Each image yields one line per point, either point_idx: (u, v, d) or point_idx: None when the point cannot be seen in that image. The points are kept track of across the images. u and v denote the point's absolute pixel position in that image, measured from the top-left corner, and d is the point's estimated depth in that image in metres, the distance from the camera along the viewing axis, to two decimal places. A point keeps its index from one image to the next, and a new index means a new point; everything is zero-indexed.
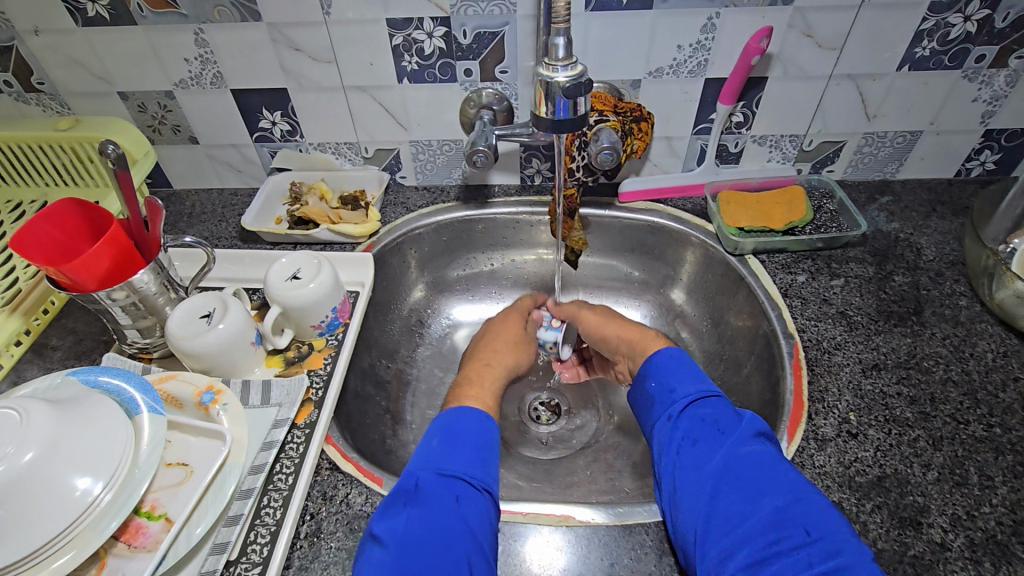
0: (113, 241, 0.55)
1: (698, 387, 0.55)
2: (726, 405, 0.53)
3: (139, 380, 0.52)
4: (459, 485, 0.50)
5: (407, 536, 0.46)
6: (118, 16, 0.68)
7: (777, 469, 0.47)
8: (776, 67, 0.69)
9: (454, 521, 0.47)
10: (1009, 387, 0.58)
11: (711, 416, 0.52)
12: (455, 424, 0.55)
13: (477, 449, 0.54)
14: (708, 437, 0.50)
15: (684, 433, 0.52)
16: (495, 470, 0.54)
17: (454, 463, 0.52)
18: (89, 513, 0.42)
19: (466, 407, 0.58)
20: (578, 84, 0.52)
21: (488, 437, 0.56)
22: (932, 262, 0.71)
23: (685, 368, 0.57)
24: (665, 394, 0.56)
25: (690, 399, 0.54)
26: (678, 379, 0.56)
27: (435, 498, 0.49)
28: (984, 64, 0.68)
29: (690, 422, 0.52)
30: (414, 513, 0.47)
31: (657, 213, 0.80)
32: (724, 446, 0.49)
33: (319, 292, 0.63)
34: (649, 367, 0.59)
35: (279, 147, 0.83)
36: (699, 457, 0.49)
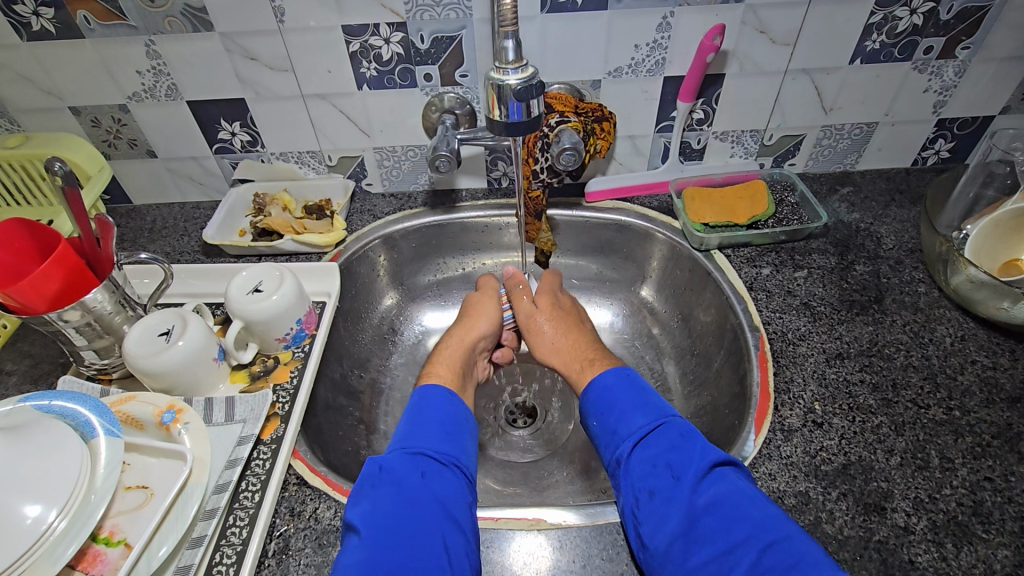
0: (63, 260, 0.53)
1: (640, 424, 0.55)
2: (677, 439, 0.53)
3: (94, 403, 0.51)
4: (424, 460, 0.52)
5: (379, 513, 0.47)
6: (64, 30, 0.67)
7: (742, 507, 0.46)
8: (732, 63, 0.70)
9: (422, 495, 0.49)
10: (967, 370, 0.59)
11: (662, 458, 0.52)
12: (421, 407, 0.57)
13: (442, 424, 0.56)
14: (664, 485, 0.50)
15: (639, 480, 0.51)
16: (466, 442, 0.56)
17: (423, 440, 0.53)
18: (42, 543, 0.41)
19: (430, 386, 0.60)
20: (530, 86, 0.53)
21: (455, 415, 0.57)
22: (892, 250, 0.72)
23: (625, 402, 0.57)
24: (608, 435, 0.56)
25: (633, 440, 0.54)
26: (618, 417, 0.56)
27: (401, 476, 0.50)
28: (932, 55, 0.69)
29: (641, 468, 0.52)
30: (383, 491, 0.48)
31: (625, 212, 0.81)
32: (681, 493, 0.49)
33: (282, 304, 0.62)
34: (591, 404, 0.60)
35: (241, 158, 0.81)
36: (661, 510, 0.48)
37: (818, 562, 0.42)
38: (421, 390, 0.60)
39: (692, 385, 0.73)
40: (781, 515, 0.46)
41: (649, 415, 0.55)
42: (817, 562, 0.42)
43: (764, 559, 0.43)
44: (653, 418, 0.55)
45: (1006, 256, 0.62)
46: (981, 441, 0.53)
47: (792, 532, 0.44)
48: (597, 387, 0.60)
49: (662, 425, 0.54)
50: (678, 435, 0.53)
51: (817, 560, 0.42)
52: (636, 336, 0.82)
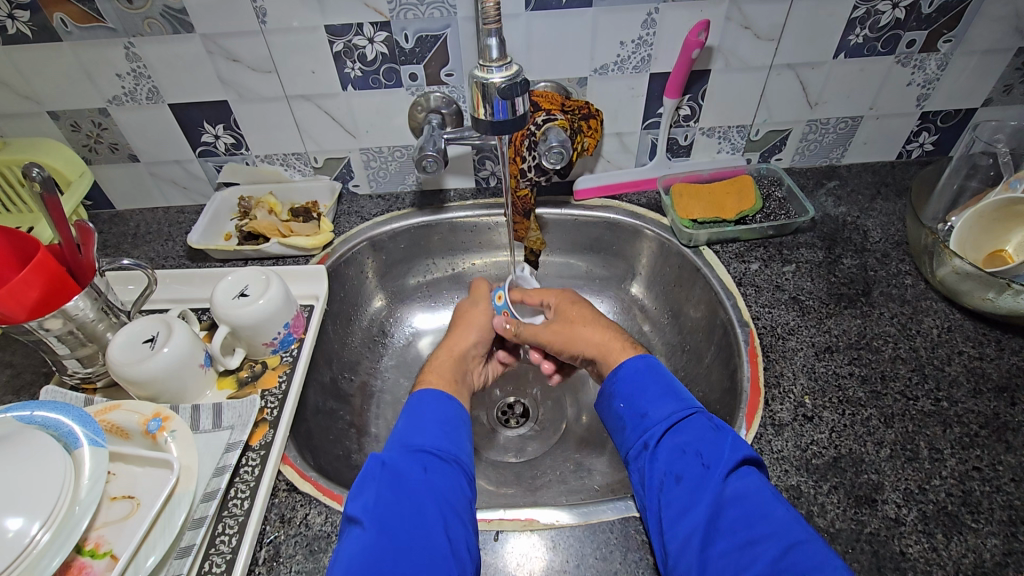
0: (41, 268, 0.52)
1: (670, 410, 0.53)
2: (705, 429, 0.51)
3: (78, 413, 0.50)
4: (426, 456, 0.51)
5: (382, 509, 0.46)
6: (41, 33, 0.65)
7: (766, 506, 0.44)
8: (718, 59, 0.70)
9: (424, 490, 0.48)
10: (954, 361, 0.59)
11: (693, 446, 0.50)
12: (419, 403, 0.56)
13: (440, 424, 0.54)
14: (692, 473, 0.48)
15: (665, 466, 0.50)
16: (462, 440, 0.54)
17: (421, 437, 0.52)
18: (27, 555, 0.40)
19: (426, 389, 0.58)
20: (514, 85, 0.53)
21: (452, 415, 0.56)
22: (879, 243, 0.73)
23: (655, 387, 0.55)
24: (636, 417, 0.54)
25: (665, 425, 0.52)
26: (650, 401, 0.54)
27: (405, 470, 0.49)
28: (915, 49, 0.70)
29: (670, 453, 0.50)
30: (384, 488, 0.47)
31: (613, 209, 0.80)
32: (708, 483, 0.47)
33: (269, 308, 0.61)
34: (617, 387, 0.57)
35: (225, 161, 0.80)
36: (685, 497, 0.47)
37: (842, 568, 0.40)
38: (416, 393, 0.58)
39: (684, 381, 0.73)
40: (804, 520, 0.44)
41: (681, 402, 0.53)
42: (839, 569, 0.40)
43: (785, 559, 0.41)
44: (684, 406, 0.53)
45: (991, 247, 0.63)
46: (969, 430, 0.54)
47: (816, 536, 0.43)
48: (626, 370, 0.58)
49: (693, 415, 0.52)
50: (707, 426, 0.51)
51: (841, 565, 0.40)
52: (627, 333, 0.82)
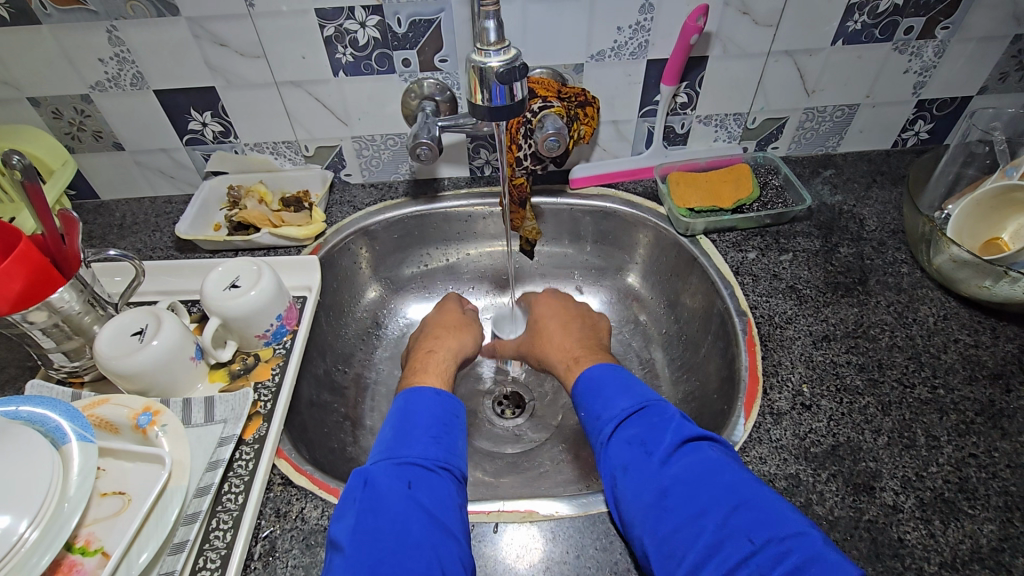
0: (24, 259, 0.50)
1: (623, 406, 0.55)
2: (655, 418, 0.53)
3: (66, 408, 0.49)
4: (411, 470, 0.50)
5: (360, 531, 0.45)
6: (19, 15, 0.63)
7: (710, 476, 0.46)
8: (715, 45, 0.69)
9: (408, 507, 0.47)
10: (950, 349, 0.60)
11: (638, 436, 0.52)
12: (410, 409, 0.56)
13: (429, 429, 0.54)
14: (638, 460, 0.50)
15: (616, 459, 0.51)
16: (455, 441, 0.55)
17: (406, 450, 0.52)
18: (13, 555, 0.39)
19: (415, 388, 0.59)
20: (512, 69, 0.51)
21: (444, 412, 0.57)
22: (875, 232, 0.73)
23: (611, 387, 0.58)
24: (594, 420, 0.56)
25: (616, 421, 0.54)
26: (603, 403, 0.56)
27: (388, 486, 0.48)
28: (913, 36, 0.69)
29: (620, 447, 0.52)
30: (365, 507, 0.46)
31: (610, 198, 0.80)
32: (653, 468, 0.48)
33: (261, 299, 0.60)
34: (579, 397, 0.60)
35: (214, 149, 0.79)
36: (635, 484, 0.48)
37: (789, 519, 0.42)
38: (405, 394, 0.58)
39: (681, 371, 0.73)
40: (751, 479, 0.46)
41: (633, 398, 0.55)
42: (786, 519, 0.42)
43: (732, 521, 0.43)
44: (636, 400, 0.55)
45: (987, 236, 0.63)
46: (965, 418, 0.54)
47: (760, 495, 0.44)
48: (585, 380, 0.60)
49: (645, 408, 0.54)
50: (656, 415, 0.53)
51: (785, 517, 0.42)
52: (623, 323, 0.82)
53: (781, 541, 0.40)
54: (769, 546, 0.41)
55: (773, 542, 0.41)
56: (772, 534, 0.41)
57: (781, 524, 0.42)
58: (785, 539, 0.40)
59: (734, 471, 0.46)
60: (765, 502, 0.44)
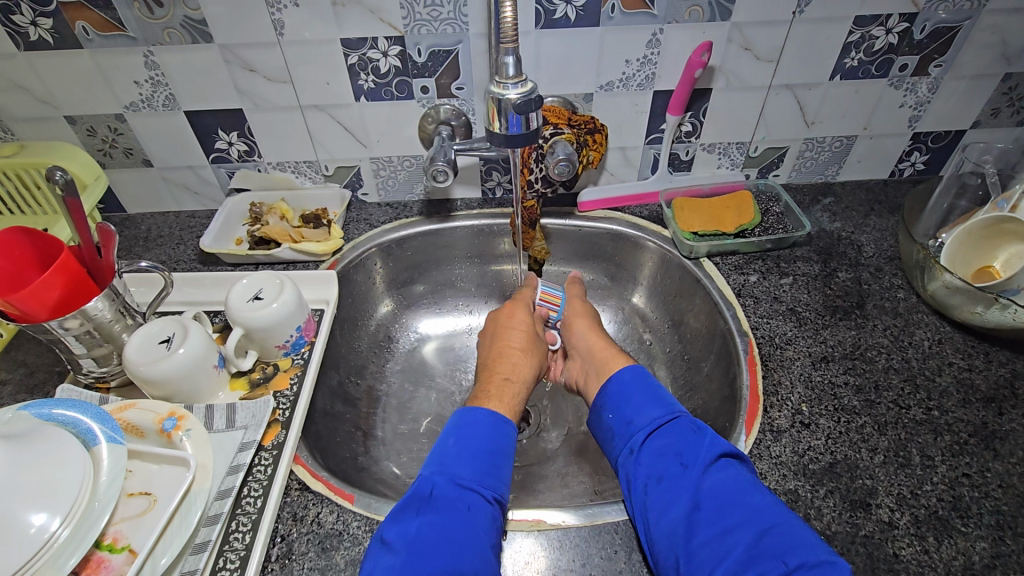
0: (63, 269, 0.54)
1: (654, 416, 0.56)
2: (687, 430, 0.54)
3: (97, 411, 0.51)
4: (471, 495, 0.50)
5: (419, 542, 0.46)
6: (62, 40, 0.67)
7: (743, 495, 0.47)
8: (719, 78, 0.73)
9: (468, 532, 0.47)
10: (944, 372, 0.62)
11: (672, 447, 0.53)
12: (469, 423, 0.56)
13: (490, 457, 0.54)
14: (672, 473, 0.51)
15: (649, 469, 0.52)
16: (505, 471, 0.54)
17: (465, 469, 0.52)
18: (47, 550, 0.41)
19: (472, 407, 0.58)
20: (529, 101, 0.55)
21: (504, 442, 0.55)
22: (872, 258, 0.75)
23: (639, 395, 0.58)
24: (623, 425, 0.57)
25: (647, 431, 0.55)
26: (635, 409, 0.57)
27: (449, 505, 0.49)
28: (907, 73, 0.73)
29: (652, 457, 0.53)
30: (428, 520, 0.48)
31: (616, 221, 0.83)
32: (686, 482, 0.50)
33: (282, 312, 0.62)
34: (607, 398, 0.60)
35: (238, 167, 0.82)
36: (667, 497, 0.49)
37: (813, 547, 0.43)
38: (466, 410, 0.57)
39: (683, 390, 0.75)
40: (779, 504, 0.47)
41: (663, 407, 0.57)
42: (814, 547, 0.43)
43: (762, 542, 0.44)
44: (667, 410, 0.56)
45: (979, 264, 0.65)
46: (959, 439, 0.56)
47: (790, 518, 0.46)
48: (615, 382, 0.61)
49: (676, 419, 0.55)
50: (688, 426, 0.54)
51: (812, 545, 0.44)
52: (628, 341, 0.84)
53: (811, 567, 0.42)
54: (801, 571, 0.42)
55: (804, 567, 0.42)
56: (805, 559, 0.42)
57: (811, 550, 0.43)
58: (816, 566, 0.42)
59: (763, 494, 0.48)
60: (795, 528, 0.45)
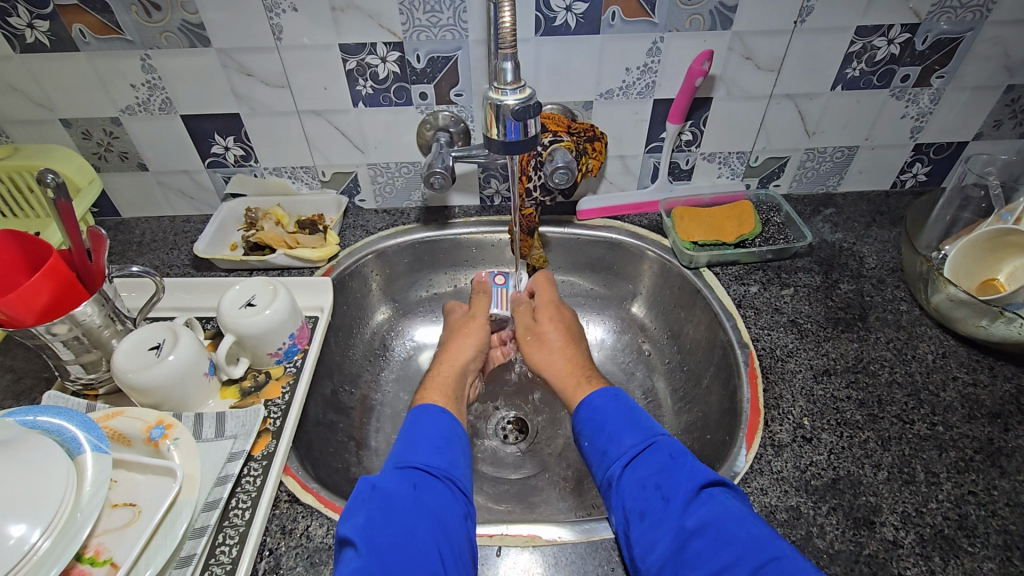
0: (53, 273, 0.53)
1: (630, 444, 0.55)
2: (664, 460, 0.53)
3: (82, 419, 0.50)
4: (416, 474, 0.51)
5: (372, 527, 0.46)
6: (59, 42, 0.67)
7: (729, 528, 0.46)
8: (719, 88, 0.72)
9: (418, 507, 0.48)
10: (949, 387, 0.61)
11: (651, 479, 0.52)
12: (417, 422, 0.57)
13: (434, 441, 0.55)
14: (654, 507, 0.49)
15: (628, 503, 0.51)
16: (458, 457, 0.55)
17: (415, 457, 0.53)
18: (27, 562, 0.39)
19: (421, 406, 0.59)
20: (527, 107, 0.54)
21: (447, 429, 0.57)
22: (874, 269, 0.75)
23: (614, 422, 0.58)
24: (600, 455, 0.56)
25: (623, 461, 0.54)
26: (608, 438, 0.57)
27: (394, 489, 0.49)
28: (909, 83, 0.72)
29: (631, 490, 0.52)
30: (375, 505, 0.48)
31: (616, 229, 0.82)
32: (670, 515, 0.48)
33: (275, 318, 0.61)
34: (583, 424, 0.60)
35: (234, 172, 0.81)
36: (649, 533, 0.48)
37: None
38: (414, 408, 0.59)
39: (683, 402, 0.74)
40: (770, 534, 0.45)
41: (639, 435, 0.56)
42: None
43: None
44: (642, 438, 0.55)
45: (983, 276, 0.65)
46: (964, 455, 0.55)
47: (781, 551, 0.43)
48: (588, 407, 0.60)
49: (653, 448, 0.54)
50: (665, 455, 0.53)
51: None
52: (627, 352, 0.83)
53: None
54: None
55: None
56: None
57: None
58: None
59: (750, 525, 0.46)
60: (787, 562, 0.43)
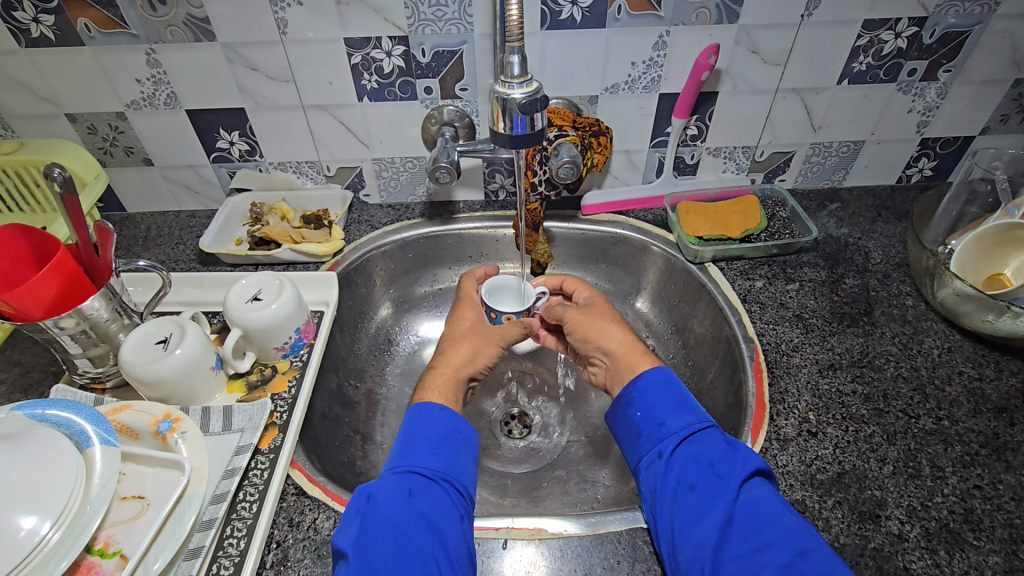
0: (60, 267, 0.53)
1: (686, 421, 0.54)
2: (721, 440, 0.52)
3: (91, 412, 0.50)
4: (412, 479, 0.51)
5: (365, 539, 0.46)
6: (64, 37, 0.67)
7: (779, 515, 0.46)
8: (725, 82, 0.72)
9: (412, 516, 0.48)
10: (955, 381, 0.61)
11: (706, 455, 0.51)
12: (418, 419, 0.56)
13: (431, 441, 0.54)
14: (706, 482, 0.50)
15: (679, 475, 0.51)
16: (462, 456, 0.55)
17: (414, 460, 0.52)
18: (37, 554, 0.40)
19: (421, 403, 0.58)
20: (533, 100, 0.54)
21: (451, 424, 0.56)
22: (880, 264, 0.74)
23: (672, 397, 0.56)
24: (652, 426, 0.55)
25: (680, 436, 0.53)
26: (666, 411, 0.55)
27: (388, 497, 0.49)
28: (916, 77, 0.72)
29: (683, 463, 0.51)
30: (369, 518, 0.47)
31: (620, 224, 0.82)
32: (720, 493, 0.48)
33: (281, 313, 0.61)
34: (636, 395, 0.58)
35: (239, 167, 0.82)
36: (698, 507, 0.48)
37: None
38: (416, 404, 0.58)
39: None
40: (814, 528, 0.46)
41: (697, 414, 0.55)
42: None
43: (798, 565, 0.43)
44: (700, 418, 0.55)
45: (990, 271, 0.64)
46: (970, 449, 0.55)
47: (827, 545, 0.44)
48: (645, 380, 0.58)
49: (709, 427, 0.54)
50: (721, 436, 0.53)
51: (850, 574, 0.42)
52: None
53: None
54: None
55: None
56: None
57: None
58: None
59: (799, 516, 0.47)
60: (833, 555, 0.44)
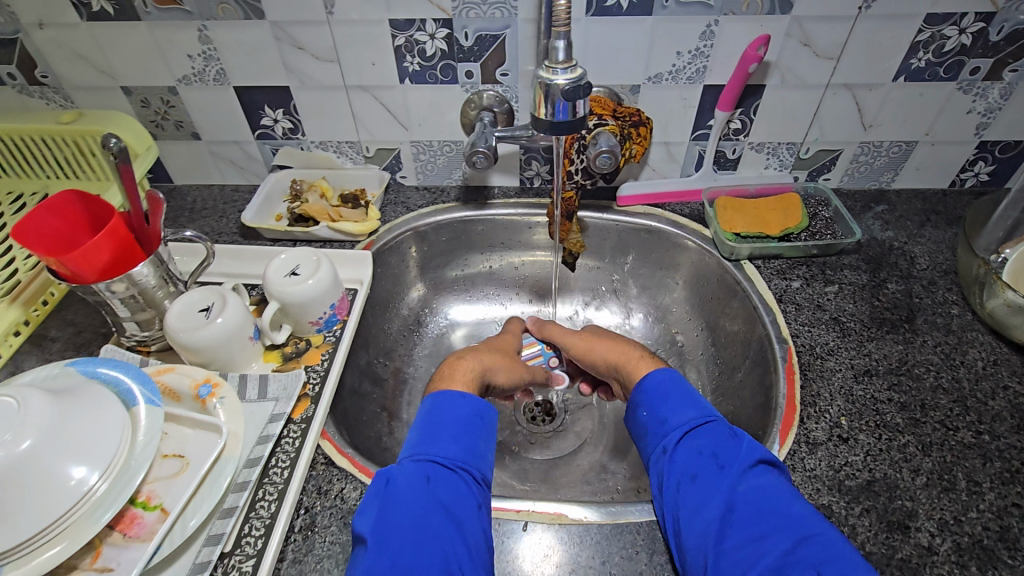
0: (113, 233, 0.55)
1: (689, 416, 0.55)
2: (724, 433, 0.53)
3: (138, 372, 0.52)
4: (431, 467, 0.52)
5: (384, 523, 0.47)
6: (123, 12, 0.69)
7: (782, 501, 0.46)
8: (774, 75, 0.70)
9: (431, 501, 0.49)
10: (998, 396, 0.58)
11: (708, 448, 0.52)
12: (438, 407, 0.58)
13: (451, 429, 0.55)
14: (707, 473, 0.50)
15: (682, 467, 0.51)
16: (479, 443, 0.56)
17: (433, 448, 0.54)
18: (85, 502, 0.42)
19: (442, 392, 0.59)
20: (577, 87, 0.54)
21: (471, 412, 0.58)
22: (926, 270, 0.72)
23: (675, 396, 0.58)
24: (657, 424, 0.56)
25: (683, 430, 0.54)
26: (671, 409, 0.57)
27: (409, 483, 0.50)
28: (979, 76, 0.69)
29: (686, 456, 0.52)
30: (388, 502, 0.48)
31: (656, 217, 0.81)
32: (723, 481, 0.49)
33: (318, 288, 0.63)
34: (641, 397, 0.60)
35: (281, 145, 0.83)
36: (699, 495, 0.49)
37: (854, 558, 0.42)
38: (433, 393, 0.60)
39: (715, 394, 0.73)
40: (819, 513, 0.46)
41: (701, 410, 0.56)
42: (854, 559, 0.42)
43: (798, 551, 0.43)
44: (704, 413, 0.55)
45: None
46: (1010, 467, 0.53)
47: (830, 530, 0.44)
48: (651, 381, 0.60)
49: (712, 422, 0.54)
50: (725, 430, 0.53)
51: (854, 557, 0.42)
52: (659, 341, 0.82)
53: None
54: None
55: None
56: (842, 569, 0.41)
57: (851, 562, 0.41)
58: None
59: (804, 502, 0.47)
60: (836, 539, 0.43)
